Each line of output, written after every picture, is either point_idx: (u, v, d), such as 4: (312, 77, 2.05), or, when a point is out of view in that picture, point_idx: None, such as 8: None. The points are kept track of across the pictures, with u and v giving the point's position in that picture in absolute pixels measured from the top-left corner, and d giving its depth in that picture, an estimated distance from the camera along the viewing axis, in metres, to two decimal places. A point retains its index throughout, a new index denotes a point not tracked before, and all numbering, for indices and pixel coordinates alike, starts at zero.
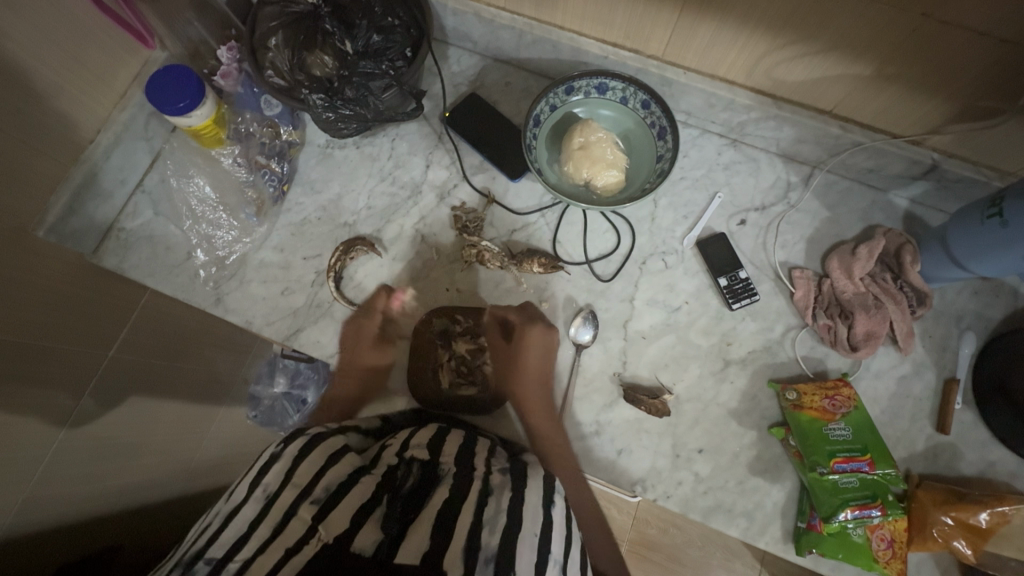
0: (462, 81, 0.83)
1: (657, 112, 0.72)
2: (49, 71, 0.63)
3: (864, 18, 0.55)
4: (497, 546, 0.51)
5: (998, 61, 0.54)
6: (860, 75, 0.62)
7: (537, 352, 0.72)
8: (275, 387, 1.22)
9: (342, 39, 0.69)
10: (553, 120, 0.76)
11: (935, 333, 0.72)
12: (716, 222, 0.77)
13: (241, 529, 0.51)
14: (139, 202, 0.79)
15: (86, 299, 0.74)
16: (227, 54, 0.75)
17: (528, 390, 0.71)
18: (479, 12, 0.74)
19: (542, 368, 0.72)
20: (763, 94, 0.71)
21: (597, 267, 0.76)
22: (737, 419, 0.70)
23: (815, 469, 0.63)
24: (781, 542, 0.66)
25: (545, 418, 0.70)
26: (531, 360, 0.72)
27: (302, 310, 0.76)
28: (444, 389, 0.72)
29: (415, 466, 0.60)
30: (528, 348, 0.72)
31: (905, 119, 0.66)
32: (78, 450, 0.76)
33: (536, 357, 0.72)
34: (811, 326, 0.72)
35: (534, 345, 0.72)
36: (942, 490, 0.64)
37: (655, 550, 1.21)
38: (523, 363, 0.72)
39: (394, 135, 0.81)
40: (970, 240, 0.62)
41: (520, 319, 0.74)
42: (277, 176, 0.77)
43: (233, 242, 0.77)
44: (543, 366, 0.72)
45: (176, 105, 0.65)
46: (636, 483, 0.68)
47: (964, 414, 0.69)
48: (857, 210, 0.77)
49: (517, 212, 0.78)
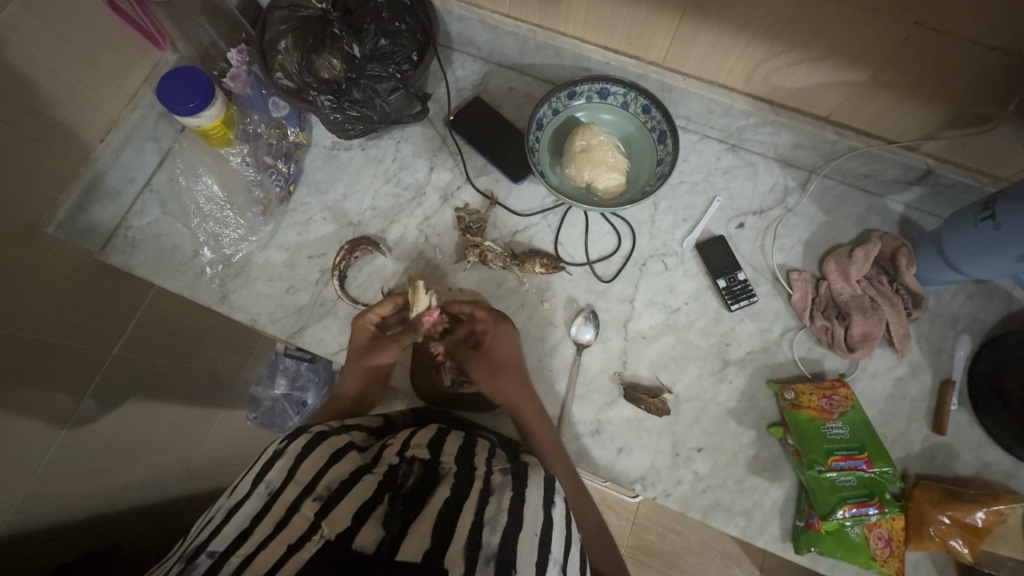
0: (467, 86, 0.85)
1: (657, 116, 0.74)
2: (64, 74, 0.65)
3: (859, 27, 0.56)
4: (498, 545, 0.51)
5: (988, 69, 0.56)
6: (855, 82, 0.64)
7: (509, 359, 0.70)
8: (275, 389, 1.20)
9: (350, 43, 0.69)
10: (555, 125, 0.77)
11: (930, 335, 0.73)
12: (714, 225, 0.79)
13: (243, 524, 0.51)
14: (146, 201, 0.80)
15: (93, 296, 0.75)
16: (237, 57, 0.76)
17: (522, 405, 0.69)
18: (484, 18, 0.76)
19: (515, 360, 0.70)
20: (760, 100, 0.73)
21: (597, 268, 0.77)
22: (736, 418, 0.71)
23: (814, 467, 0.64)
24: (779, 541, 0.67)
25: (544, 430, 0.68)
26: (505, 355, 0.70)
27: (307, 307, 0.77)
28: (450, 387, 0.73)
29: (415, 465, 0.61)
30: (496, 343, 0.70)
31: (900, 126, 0.68)
32: (81, 446, 0.77)
33: (508, 351, 0.70)
34: (809, 327, 0.73)
35: (501, 340, 0.70)
36: (938, 489, 0.65)
37: (654, 556, 1.21)
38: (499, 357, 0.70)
39: (399, 138, 0.83)
40: (965, 243, 0.64)
41: (484, 316, 0.71)
42: (284, 176, 0.79)
43: (240, 241, 0.78)
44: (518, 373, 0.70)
45: (187, 105, 0.67)
46: (636, 482, 0.69)
47: (960, 415, 0.70)
48: (853, 214, 0.78)
49: (520, 213, 0.80)
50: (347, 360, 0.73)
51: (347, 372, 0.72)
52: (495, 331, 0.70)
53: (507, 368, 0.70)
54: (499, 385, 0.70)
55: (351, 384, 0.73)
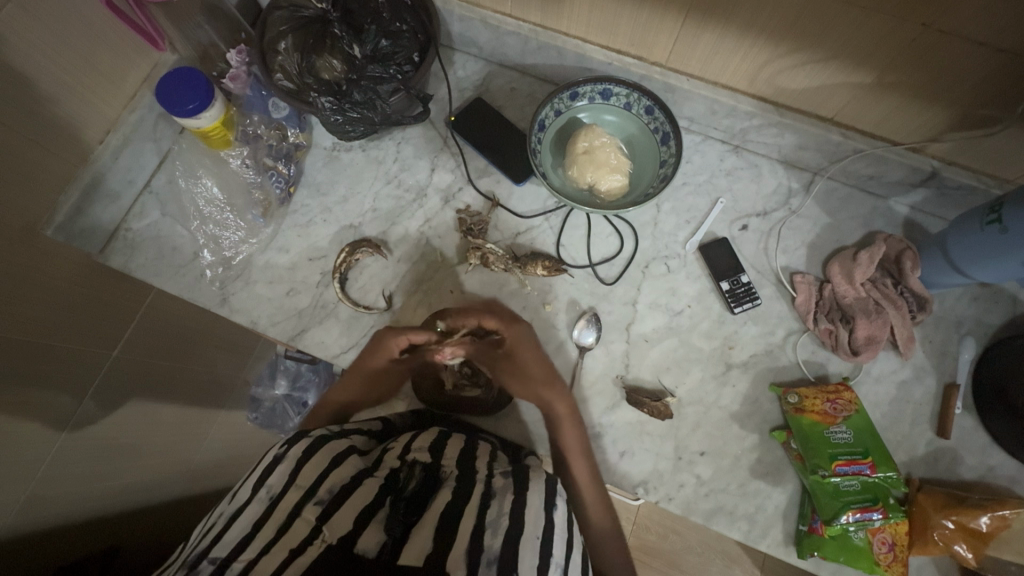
0: (468, 87, 0.84)
1: (660, 117, 0.73)
2: (62, 74, 0.64)
3: (864, 28, 0.56)
4: (499, 549, 0.50)
5: (995, 70, 0.55)
6: (860, 83, 0.63)
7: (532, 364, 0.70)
8: (275, 390, 1.21)
9: (351, 43, 0.69)
10: (557, 125, 0.77)
11: (934, 338, 0.73)
12: (717, 227, 0.78)
13: (245, 529, 0.50)
14: (146, 203, 0.79)
15: (92, 298, 0.75)
16: (237, 57, 0.75)
17: (554, 403, 0.68)
18: (485, 18, 0.75)
19: (539, 364, 0.70)
20: (765, 102, 0.72)
21: (600, 271, 0.77)
22: (739, 422, 0.71)
23: (817, 472, 0.64)
24: (782, 546, 0.67)
25: (574, 431, 0.67)
26: (528, 359, 0.70)
27: (307, 310, 0.76)
28: (450, 391, 0.72)
29: (417, 467, 0.60)
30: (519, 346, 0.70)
31: (905, 127, 0.67)
32: (81, 449, 0.77)
33: (532, 355, 0.71)
34: (812, 330, 0.73)
35: (523, 343, 0.71)
36: (942, 494, 0.65)
37: (655, 557, 1.21)
38: (524, 362, 0.70)
39: (400, 139, 0.82)
40: (970, 245, 0.63)
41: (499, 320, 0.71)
42: (284, 178, 0.78)
43: (240, 243, 0.78)
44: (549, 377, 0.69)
45: (187, 106, 0.66)
46: (639, 485, 0.69)
47: (964, 419, 0.70)
48: (857, 216, 0.78)
49: (522, 215, 0.79)
50: (352, 368, 0.73)
51: (351, 379, 0.73)
52: (513, 333, 0.71)
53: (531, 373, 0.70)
54: (528, 389, 0.69)
55: (355, 390, 0.73)
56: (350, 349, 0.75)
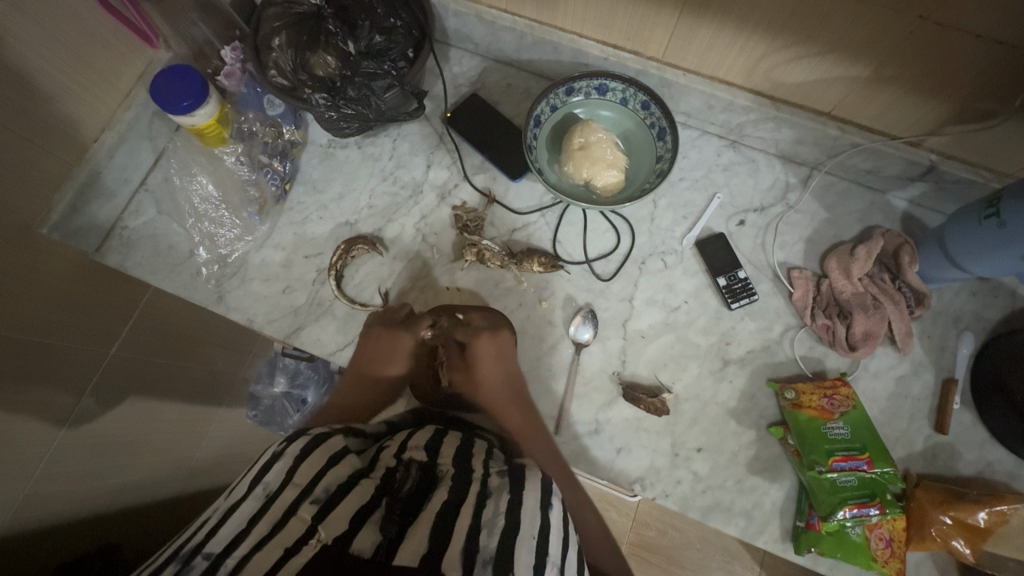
0: (464, 83, 0.84)
1: (656, 113, 0.73)
2: (56, 72, 0.64)
3: (861, 21, 0.55)
4: (495, 548, 0.50)
5: (993, 63, 0.55)
6: (858, 77, 0.63)
7: (501, 378, 0.71)
8: (275, 387, 1.20)
9: (345, 40, 0.69)
10: (553, 121, 0.76)
11: (933, 333, 0.72)
12: (715, 222, 0.78)
13: (240, 526, 0.50)
14: (142, 201, 0.79)
15: (88, 296, 0.75)
16: (232, 54, 0.75)
17: (516, 416, 0.71)
18: (480, 14, 0.75)
19: (504, 375, 0.71)
20: (762, 96, 0.72)
21: (597, 267, 0.76)
22: (737, 418, 0.70)
23: (814, 468, 0.64)
24: (780, 542, 0.67)
25: (539, 442, 0.69)
26: (494, 368, 0.71)
27: (304, 308, 0.76)
28: (445, 387, 0.75)
29: (413, 468, 0.60)
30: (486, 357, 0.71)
31: (903, 121, 0.67)
32: (80, 447, 0.77)
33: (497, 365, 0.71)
34: (810, 326, 0.73)
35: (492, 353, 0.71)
36: (940, 490, 0.65)
37: (655, 552, 1.21)
38: (488, 372, 0.71)
39: (396, 136, 0.82)
40: (969, 240, 0.63)
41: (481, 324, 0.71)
42: (279, 175, 0.78)
43: (235, 241, 0.78)
44: (515, 388, 0.72)
45: (181, 104, 0.66)
46: (636, 482, 0.69)
47: (962, 415, 0.69)
48: (855, 211, 0.77)
49: (518, 211, 0.79)
50: (350, 368, 0.74)
51: (349, 381, 0.74)
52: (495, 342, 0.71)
53: (500, 387, 0.71)
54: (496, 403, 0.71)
55: (350, 392, 0.74)
56: (347, 346, 0.75)
